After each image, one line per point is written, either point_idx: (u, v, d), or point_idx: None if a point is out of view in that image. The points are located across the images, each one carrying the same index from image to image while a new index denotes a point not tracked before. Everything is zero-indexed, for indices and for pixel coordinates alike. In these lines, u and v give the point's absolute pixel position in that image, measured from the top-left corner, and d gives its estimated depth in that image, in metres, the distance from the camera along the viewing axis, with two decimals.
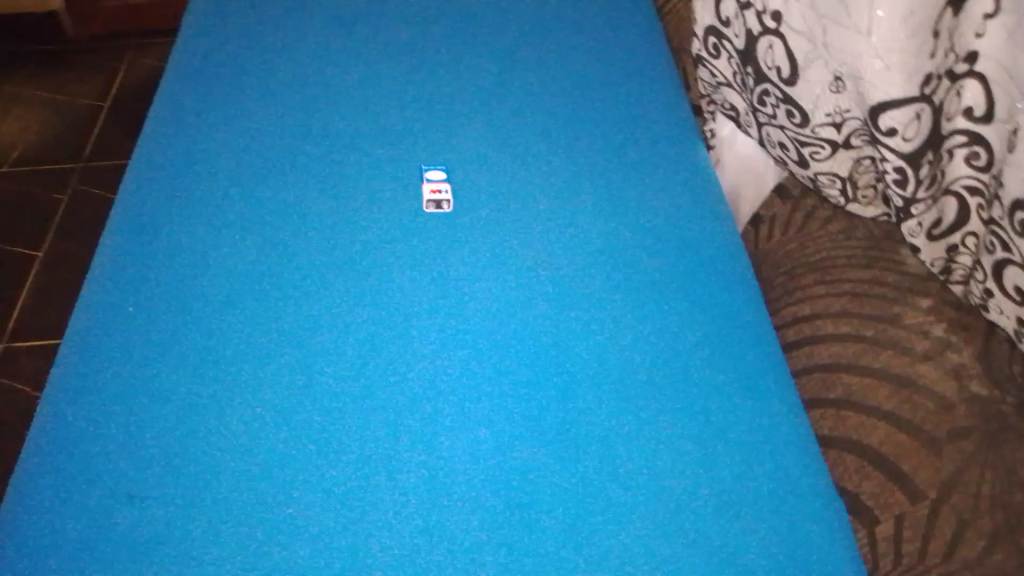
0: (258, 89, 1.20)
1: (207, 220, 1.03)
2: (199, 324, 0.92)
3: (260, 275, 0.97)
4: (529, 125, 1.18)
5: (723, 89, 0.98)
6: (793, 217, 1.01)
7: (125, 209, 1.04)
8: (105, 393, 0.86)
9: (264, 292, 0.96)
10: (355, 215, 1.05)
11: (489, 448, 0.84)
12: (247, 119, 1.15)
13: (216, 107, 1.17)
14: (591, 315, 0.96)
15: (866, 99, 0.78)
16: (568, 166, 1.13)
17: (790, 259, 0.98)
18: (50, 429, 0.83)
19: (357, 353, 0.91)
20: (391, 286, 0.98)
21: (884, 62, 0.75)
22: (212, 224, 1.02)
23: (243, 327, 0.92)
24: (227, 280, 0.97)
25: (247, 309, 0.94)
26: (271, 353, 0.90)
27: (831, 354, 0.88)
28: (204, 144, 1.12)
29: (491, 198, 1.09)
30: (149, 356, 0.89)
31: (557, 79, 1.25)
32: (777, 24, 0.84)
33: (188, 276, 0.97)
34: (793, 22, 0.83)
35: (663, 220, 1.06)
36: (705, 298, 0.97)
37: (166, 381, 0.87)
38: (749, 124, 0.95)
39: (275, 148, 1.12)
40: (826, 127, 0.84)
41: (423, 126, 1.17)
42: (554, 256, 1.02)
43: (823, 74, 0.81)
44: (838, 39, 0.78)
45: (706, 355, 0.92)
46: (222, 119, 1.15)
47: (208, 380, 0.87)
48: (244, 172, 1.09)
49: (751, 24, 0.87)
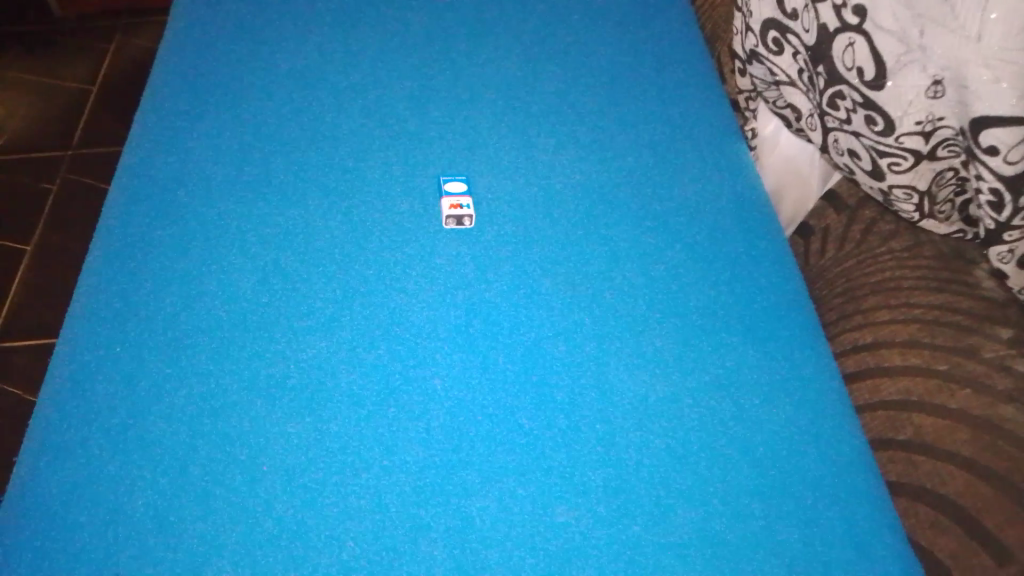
0: (259, 87, 1.09)
1: (206, 236, 0.93)
2: (196, 358, 0.82)
3: (263, 299, 0.88)
4: (556, 125, 1.09)
5: (783, 88, 0.83)
6: (849, 230, 0.91)
7: (111, 224, 0.93)
8: (94, 444, 0.76)
9: (268, 319, 0.86)
10: (368, 228, 0.95)
11: (528, 505, 0.76)
12: (247, 121, 1.05)
13: (213, 108, 1.06)
14: (633, 346, 0.87)
15: (970, 110, 0.63)
16: (601, 174, 1.03)
17: (848, 278, 0.89)
18: (34, 489, 0.74)
19: (375, 391, 0.82)
20: (411, 311, 0.88)
21: (994, 75, 0.60)
22: (211, 241, 0.92)
23: (246, 362, 0.83)
24: (229, 305, 0.87)
25: (250, 340, 0.84)
26: (279, 391, 0.81)
27: (898, 390, 0.79)
28: (200, 150, 1.01)
29: (518, 208, 0.99)
30: (141, 401, 0.79)
31: (585, 76, 1.15)
32: (861, 19, 0.70)
33: (184, 301, 0.87)
34: (881, 18, 0.69)
35: (708, 237, 0.97)
36: (755, 328, 0.89)
37: (163, 429, 0.78)
38: (812, 127, 0.81)
39: (279, 153, 1.02)
40: (912, 136, 0.70)
41: (441, 127, 1.07)
42: (589, 276, 0.93)
43: (916, 79, 0.67)
44: (939, 41, 0.64)
45: (762, 396, 0.84)
46: (219, 120, 1.05)
47: (210, 427, 0.78)
48: (246, 180, 0.99)
49: (826, 18, 0.73)
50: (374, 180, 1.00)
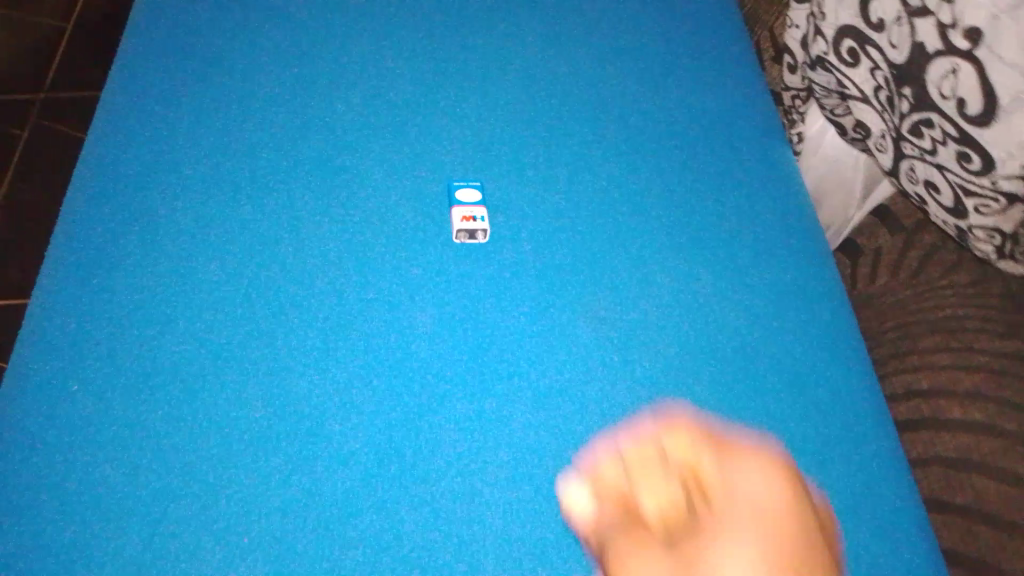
0: (236, 50, 0.93)
1: (177, 240, 0.78)
2: (163, 395, 0.69)
3: (241, 319, 0.74)
4: (587, 98, 0.95)
5: (851, 102, 0.70)
6: (905, 255, 0.82)
7: (61, 227, 0.78)
8: (42, 488, 0.64)
9: (247, 346, 0.72)
10: (363, 230, 0.82)
11: (553, 560, 0.65)
12: (225, 93, 0.89)
13: (183, 77, 0.90)
14: (672, 369, 0.76)
15: None
16: (636, 175, 0.89)
17: (902, 311, 0.80)
18: None
19: (379, 413, 0.70)
20: (414, 332, 0.76)
21: None
22: (183, 245, 0.78)
23: (223, 400, 0.69)
24: (200, 326, 0.73)
25: (225, 371, 0.71)
26: (259, 434, 0.68)
27: (957, 447, 0.71)
28: (170, 131, 0.85)
29: (540, 199, 0.86)
30: (97, 454, 0.66)
31: (618, 52, 0.99)
32: (974, 44, 0.55)
33: (149, 324, 0.73)
34: (1001, 46, 0.54)
35: (755, 244, 0.86)
36: (808, 366, 0.78)
37: (128, 474, 0.65)
38: (883, 149, 0.69)
39: (262, 136, 0.86)
40: (1013, 181, 0.57)
41: (456, 94, 0.93)
42: (622, 284, 0.81)
43: None
44: None
45: (822, 451, 0.73)
46: (191, 92, 0.88)
47: (179, 484, 0.65)
48: (224, 168, 0.84)
49: (925, 35, 0.59)
50: (373, 167, 0.86)
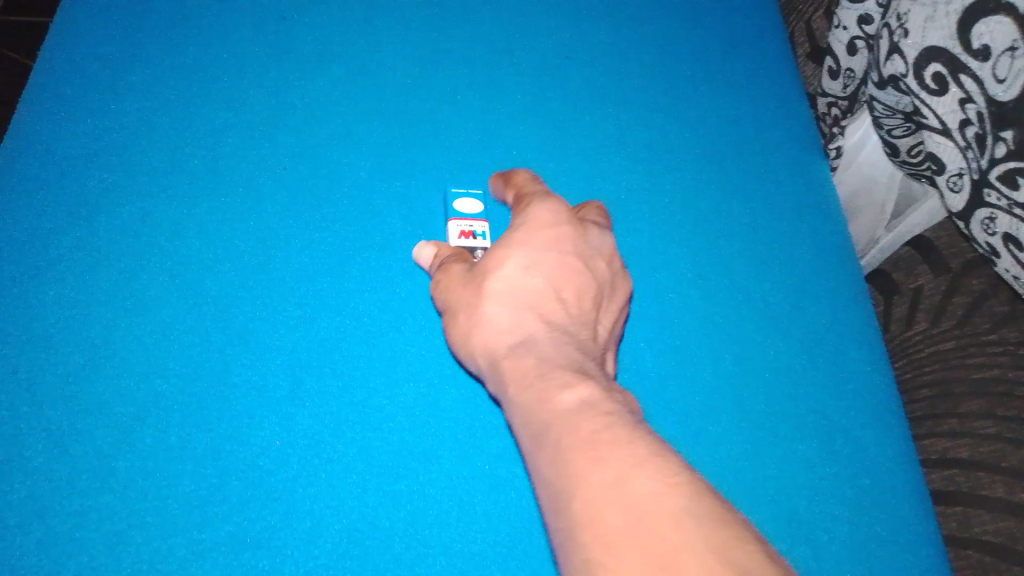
0: None
1: (68, 261, 0.57)
2: (46, 478, 0.49)
3: (151, 362, 0.54)
4: (628, 66, 0.78)
5: (927, 133, 0.60)
6: (950, 301, 0.74)
7: None
8: None
9: (166, 395, 0.53)
10: (319, 233, 0.61)
11: None
12: (154, 43, 0.67)
13: (79, 28, 0.66)
14: (714, 424, 0.62)
15: None
16: (665, 190, 0.72)
17: (945, 365, 0.72)
18: None
19: (351, 466, 0.53)
20: (395, 366, 0.57)
21: None
22: (78, 266, 0.57)
23: (134, 473, 0.50)
24: (97, 378, 0.53)
25: (131, 435, 0.51)
26: (184, 512, 0.50)
27: (998, 530, 0.63)
28: (59, 110, 0.62)
29: (569, 186, 0.69)
30: None
31: (654, 30, 0.81)
32: None
33: (52, 334, 0.54)
34: None
35: (812, 268, 0.72)
36: (857, 441, 0.65)
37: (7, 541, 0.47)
38: (957, 191, 0.60)
39: (197, 104, 0.65)
40: None
41: (473, 43, 0.74)
42: (663, 309, 0.66)
43: None
44: None
45: (872, 550, 0.61)
46: (88, 50, 0.65)
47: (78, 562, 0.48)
48: (140, 154, 0.62)
49: None
50: (362, 129, 0.67)
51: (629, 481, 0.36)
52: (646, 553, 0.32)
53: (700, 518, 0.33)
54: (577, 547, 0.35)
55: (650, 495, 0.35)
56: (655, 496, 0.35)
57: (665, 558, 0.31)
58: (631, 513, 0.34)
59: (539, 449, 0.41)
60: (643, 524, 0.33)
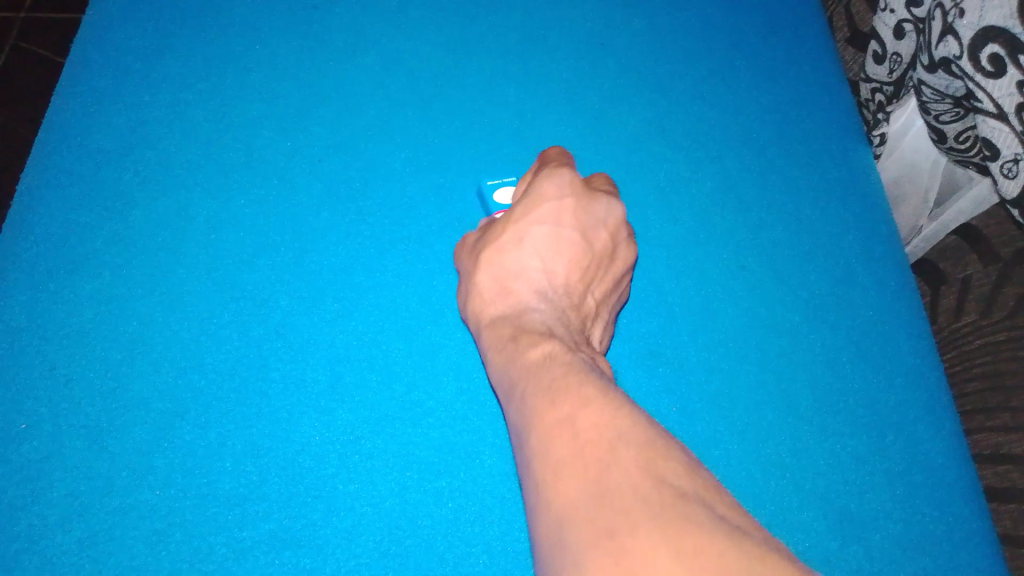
0: None
1: (104, 257, 0.56)
2: (86, 476, 0.49)
3: (188, 358, 0.53)
4: (665, 53, 0.76)
5: (980, 117, 0.58)
6: (1000, 291, 0.71)
7: None
8: None
9: (204, 392, 0.52)
10: (355, 225, 0.60)
11: None
12: (185, 36, 0.66)
13: (112, 23, 0.66)
14: (760, 418, 0.61)
15: None
16: (705, 179, 0.70)
17: (996, 357, 0.70)
18: None
19: (391, 462, 0.52)
20: (434, 360, 0.56)
21: None
22: (114, 262, 0.56)
23: (174, 470, 0.50)
24: (136, 374, 0.52)
25: (170, 433, 0.51)
26: (224, 509, 0.49)
27: None
28: (94, 106, 0.62)
29: (607, 177, 0.68)
30: None
31: (691, 14, 0.79)
32: None
33: (90, 330, 0.53)
34: None
35: (859, 258, 0.70)
36: (908, 436, 0.63)
37: (49, 539, 0.47)
38: (1011, 178, 0.58)
39: (230, 97, 0.64)
40: None
41: (507, 31, 0.73)
42: (706, 300, 0.65)
43: None
44: None
45: (926, 549, 0.59)
46: (123, 42, 0.65)
47: (119, 560, 0.47)
48: (174, 147, 0.61)
49: None
50: (396, 120, 0.66)
51: (576, 418, 0.37)
52: (588, 483, 0.33)
53: (639, 453, 0.34)
54: (531, 476, 0.37)
55: (595, 431, 0.36)
56: (597, 428, 0.36)
57: (602, 485, 0.33)
58: (577, 446, 0.36)
59: (510, 400, 0.43)
60: (585, 457, 0.35)
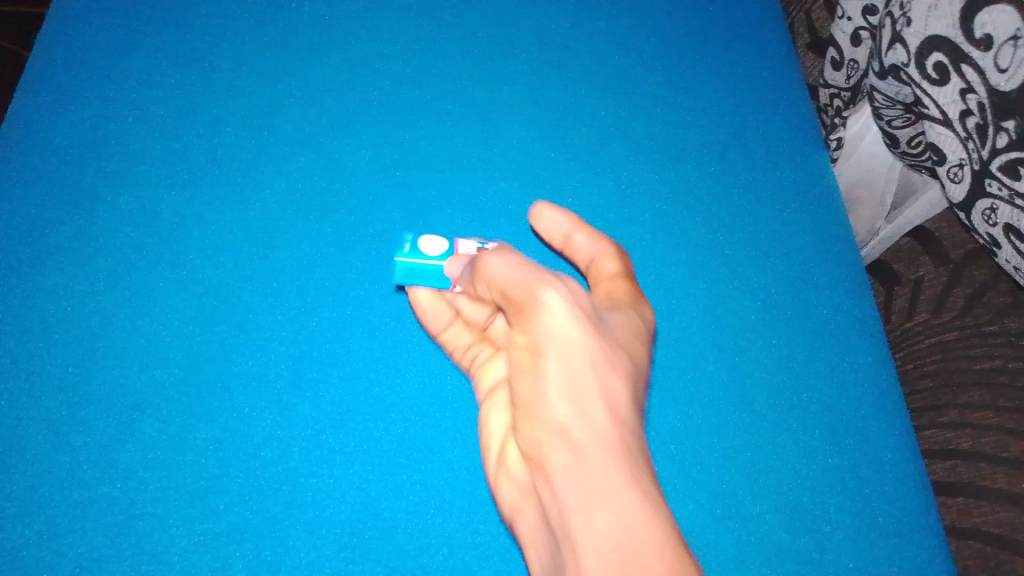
0: None
1: (67, 251, 0.56)
2: (45, 469, 0.49)
3: (150, 353, 0.54)
4: (629, 57, 0.77)
5: (927, 123, 0.60)
6: (951, 291, 0.74)
7: None
8: None
9: (165, 386, 0.53)
10: (319, 222, 0.61)
11: None
12: (150, 33, 0.67)
13: (77, 19, 0.66)
14: (716, 413, 0.62)
15: None
16: (666, 181, 0.72)
17: (946, 355, 0.72)
18: None
19: (352, 455, 0.53)
20: (396, 356, 0.57)
21: None
22: (76, 257, 0.56)
23: (135, 463, 0.50)
24: (97, 368, 0.53)
25: (131, 426, 0.51)
26: (185, 502, 0.50)
27: (998, 521, 0.64)
28: (58, 101, 0.62)
29: (570, 177, 0.69)
30: None
31: (655, 18, 0.81)
32: None
33: (51, 324, 0.54)
34: None
35: (814, 258, 0.72)
36: (859, 431, 0.64)
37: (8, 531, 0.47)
38: (957, 181, 0.60)
39: (196, 94, 0.65)
40: None
41: (474, 33, 0.74)
42: (665, 299, 0.66)
43: None
44: None
45: (873, 540, 0.61)
46: (87, 37, 0.65)
47: (78, 552, 0.47)
48: (138, 143, 0.62)
49: None
50: (361, 120, 0.66)
51: None
52: None
53: None
54: None
55: None
56: None
57: None
58: None
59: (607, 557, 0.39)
60: None
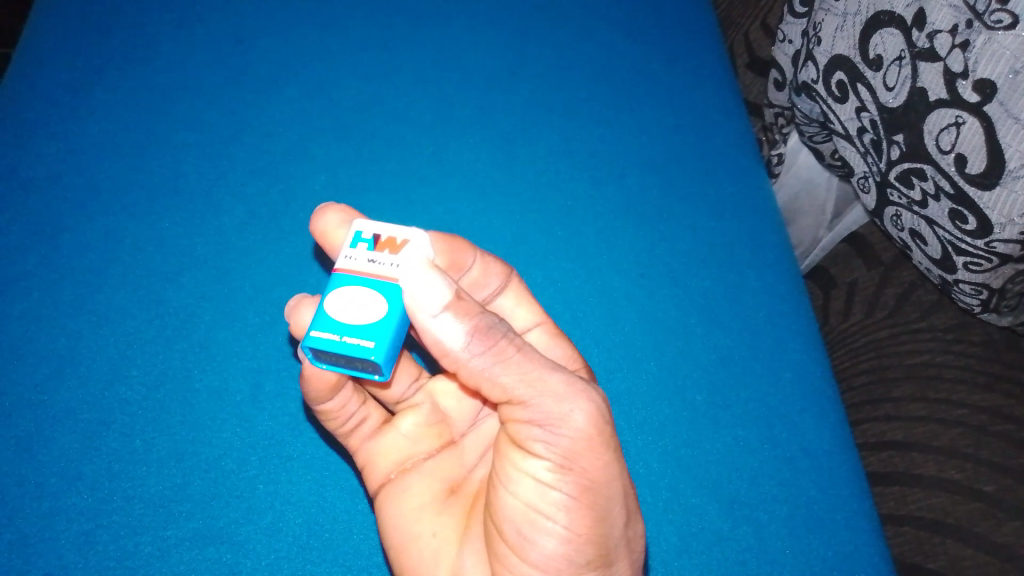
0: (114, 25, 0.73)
1: (35, 279, 0.60)
2: (15, 484, 0.52)
3: (114, 372, 0.57)
4: (571, 78, 0.82)
5: (836, 138, 0.66)
6: (883, 292, 0.79)
7: None
8: None
9: (130, 402, 0.56)
10: (274, 243, 0.64)
11: None
12: (114, 73, 0.71)
13: (45, 63, 0.70)
14: (659, 413, 0.66)
15: None
16: (609, 195, 0.76)
17: (880, 351, 0.76)
18: None
19: (309, 462, 0.56)
20: None
21: None
22: (44, 284, 0.60)
23: (100, 475, 0.53)
24: (63, 388, 0.56)
25: (95, 441, 0.54)
26: (150, 511, 0.52)
27: (930, 506, 0.68)
28: (26, 139, 0.66)
29: (516, 194, 0.73)
30: None
31: (597, 41, 0.85)
32: (983, 98, 0.51)
33: (21, 349, 0.57)
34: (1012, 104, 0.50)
35: (753, 263, 0.75)
36: (795, 425, 0.68)
37: None
38: (864, 191, 0.66)
39: (157, 128, 0.68)
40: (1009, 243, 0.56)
41: (422, 61, 0.78)
42: (608, 307, 0.70)
43: None
44: None
45: (810, 526, 0.64)
46: (53, 79, 0.69)
47: (47, 561, 0.50)
48: (102, 175, 0.65)
49: (926, 81, 0.55)
50: (316, 145, 0.70)
51: None
52: None
53: None
54: None
55: None
56: None
57: None
58: None
59: None
60: None
